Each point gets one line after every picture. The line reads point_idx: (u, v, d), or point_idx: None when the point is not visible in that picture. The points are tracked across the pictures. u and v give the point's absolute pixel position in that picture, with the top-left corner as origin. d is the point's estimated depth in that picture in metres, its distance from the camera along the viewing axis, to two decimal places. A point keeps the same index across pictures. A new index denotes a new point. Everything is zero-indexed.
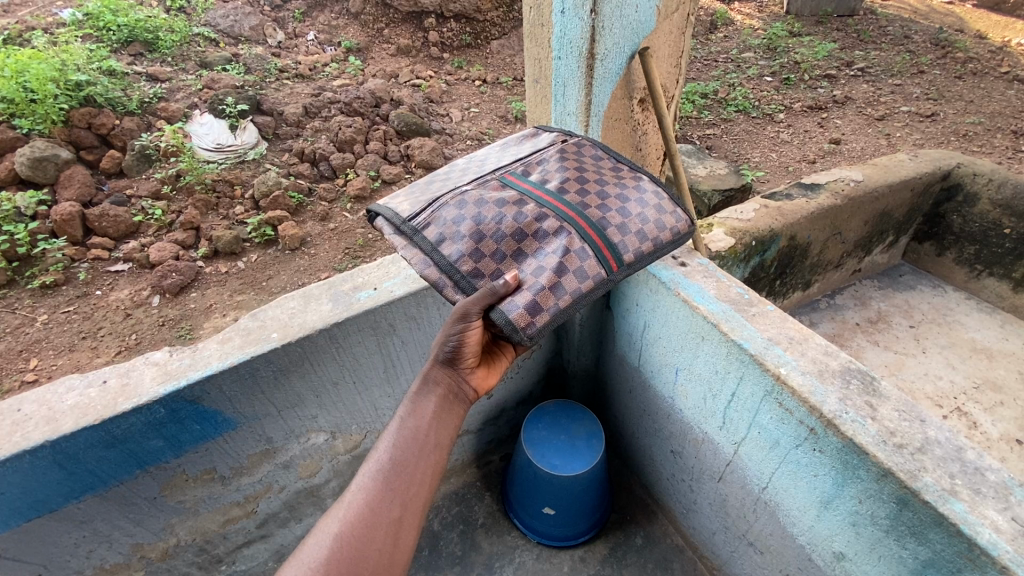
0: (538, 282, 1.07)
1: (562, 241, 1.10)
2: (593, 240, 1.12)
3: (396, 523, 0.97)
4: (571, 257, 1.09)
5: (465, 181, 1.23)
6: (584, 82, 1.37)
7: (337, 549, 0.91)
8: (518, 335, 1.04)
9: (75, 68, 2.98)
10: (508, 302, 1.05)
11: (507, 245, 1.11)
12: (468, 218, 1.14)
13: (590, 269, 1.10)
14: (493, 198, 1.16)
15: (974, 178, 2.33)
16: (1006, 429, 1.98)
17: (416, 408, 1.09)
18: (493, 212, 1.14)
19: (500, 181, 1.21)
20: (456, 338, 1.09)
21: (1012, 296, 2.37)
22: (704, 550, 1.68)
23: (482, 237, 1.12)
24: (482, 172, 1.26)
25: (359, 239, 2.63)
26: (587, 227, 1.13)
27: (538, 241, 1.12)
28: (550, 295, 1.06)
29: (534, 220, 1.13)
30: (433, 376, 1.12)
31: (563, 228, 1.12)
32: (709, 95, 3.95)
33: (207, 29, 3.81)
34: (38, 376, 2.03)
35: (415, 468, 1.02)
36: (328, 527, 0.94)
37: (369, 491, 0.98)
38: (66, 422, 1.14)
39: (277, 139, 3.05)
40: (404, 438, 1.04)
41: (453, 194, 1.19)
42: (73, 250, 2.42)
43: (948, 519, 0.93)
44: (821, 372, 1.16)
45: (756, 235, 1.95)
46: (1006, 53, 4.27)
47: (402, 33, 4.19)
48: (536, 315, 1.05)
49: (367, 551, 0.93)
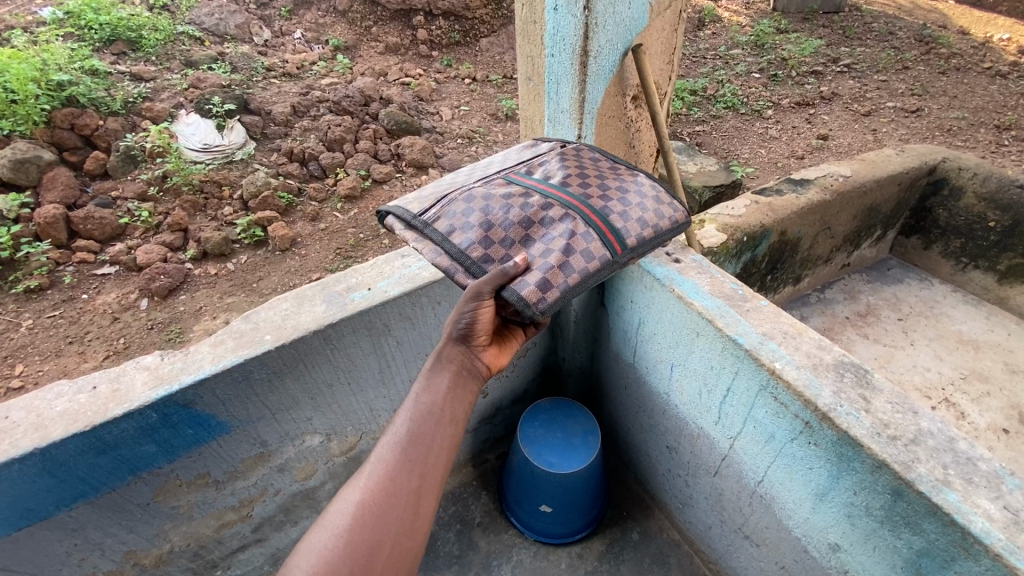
0: (547, 261, 1.07)
1: (567, 225, 1.11)
2: (596, 224, 1.12)
3: (417, 489, 0.95)
4: (579, 241, 1.09)
5: (471, 181, 1.24)
6: (577, 80, 1.35)
7: (362, 515, 0.89)
8: (530, 311, 1.03)
9: (56, 67, 2.92)
10: (520, 281, 1.05)
11: (514, 232, 1.11)
12: (476, 210, 1.15)
13: (598, 250, 1.10)
14: (499, 193, 1.17)
15: (959, 173, 2.36)
16: (993, 419, 2.01)
17: (430, 384, 1.05)
18: (500, 204, 1.14)
19: (507, 176, 1.22)
20: (469, 315, 1.08)
21: (998, 288, 2.40)
22: (700, 544, 1.70)
23: (491, 226, 1.12)
24: (488, 173, 1.27)
25: (350, 239, 2.60)
26: (591, 213, 1.13)
27: (544, 227, 1.11)
28: (560, 273, 1.06)
29: (540, 208, 1.13)
30: (446, 352, 1.10)
31: (568, 214, 1.12)
32: (698, 92, 3.97)
33: (191, 28, 3.76)
34: (24, 382, 2.00)
35: (433, 440, 0.99)
36: (351, 494, 0.92)
37: (392, 460, 0.96)
38: (56, 429, 1.12)
39: (266, 139, 3.01)
40: (420, 412, 1.01)
41: (461, 191, 1.20)
42: (57, 254, 2.39)
43: (941, 510, 0.95)
44: (815, 366, 1.17)
45: (747, 231, 1.96)
46: (988, 48, 4.32)
47: (390, 31, 4.15)
48: (547, 291, 1.04)
49: (390, 517, 0.91)
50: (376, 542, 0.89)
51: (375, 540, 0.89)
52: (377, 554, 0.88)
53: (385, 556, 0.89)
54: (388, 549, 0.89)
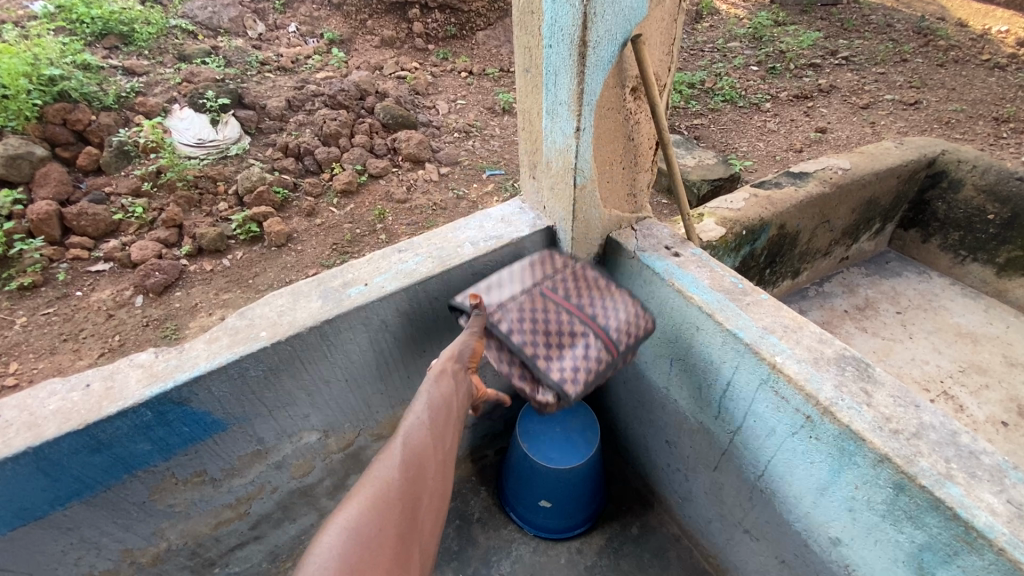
0: (574, 363, 1.27)
1: (587, 338, 1.29)
2: (609, 331, 1.30)
3: (437, 463, 1.09)
4: (606, 352, 1.28)
5: (504, 288, 1.36)
6: (575, 71, 1.27)
7: (404, 472, 1.01)
8: (564, 398, 1.25)
9: (47, 62, 2.89)
10: (555, 375, 1.25)
11: (547, 339, 1.29)
12: (518, 319, 1.29)
13: (621, 356, 1.31)
14: (532, 307, 1.31)
15: (958, 165, 2.35)
16: (991, 412, 2.01)
17: (439, 382, 1.19)
18: (535, 315, 1.30)
19: (534, 279, 1.38)
20: (468, 346, 1.29)
21: (996, 281, 2.40)
22: (699, 538, 1.70)
23: (530, 331, 1.29)
24: (513, 277, 1.39)
25: (347, 234, 2.57)
26: (603, 325, 1.30)
27: (570, 337, 1.29)
28: (584, 371, 1.26)
29: (566, 321, 1.30)
30: (447, 365, 1.24)
31: (589, 327, 1.30)
32: (696, 85, 3.95)
33: (184, 21, 3.72)
34: (19, 380, 1.98)
35: (447, 424, 1.16)
36: (389, 460, 1.02)
37: (418, 435, 1.09)
38: (49, 428, 1.11)
39: (261, 133, 2.99)
40: (437, 398, 1.17)
41: (502, 300, 1.34)
42: (51, 251, 2.36)
43: (944, 504, 0.94)
44: (816, 359, 1.16)
45: (746, 225, 1.95)
46: (986, 40, 4.30)
47: (386, 24, 4.11)
48: (574, 381, 1.25)
49: (423, 478, 1.04)
50: (416, 497, 1.01)
51: (415, 494, 1.00)
52: (418, 506, 1.00)
53: (422, 511, 1.00)
54: (424, 505, 1.01)
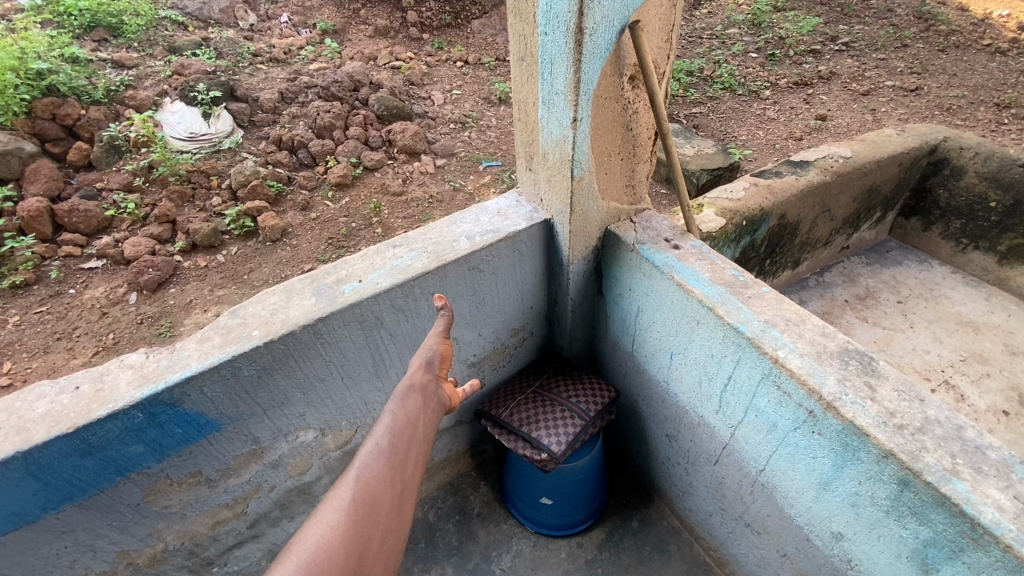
0: (554, 434, 1.56)
1: (560, 415, 1.61)
2: (578, 410, 1.62)
3: (402, 491, 0.82)
4: (579, 421, 1.59)
5: (500, 395, 1.76)
6: (572, 59, 1.23)
7: (354, 510, 0.75)
8: (552, 459, 1.52)
9: (35, 55, 2.84)
10: (539, 443, 1.55)
11: (530, 420, 1.61)
12: (508, 413, 1.66)
13: (594, 425, 1.62)
14: (518, 402, 1.69)
15: (960, 152, 2.32)
16: (993, 401, 2.00)
17: (404, 400, 0.98)
18: (520, 408, 1.66)
19: (516, 387, 1.77)
20: (435, 351, 1.14)
21: (998, 269, 2.38)
22: (700, 531, 1.69)
23: (517, 418, 1.63)
24: (507, 387, 1.80)
25: (342, 228, 2.54)
26: (573, 406, 1.63)
27: (547, 416, 1.62)
28: (563, 439, 1.55)
29: (544, 407, 1.65)
30: (416, 377, 1.06)
31: (561, 408, 1.63)
32: (695, 72, 3.90)
33: (174, 13, 3.66)
34: (12, 379, 1.96)
35: (414, 447, 0.89)
36: (337, 496, 0.77)
37: (377, 463, 0.83)
38: (38, 432, 1.09)
39: (254, 126, 2.94)
40: (401, 418, 0.93)
41: (496, 403, 1.72)
42: (43, 248, 2.33)
43: (949, 500, 0.92)
44: (819, 353, 1.14)
45: (746, 215, 1.92)
46: (987, 25, 4.24)
47: (379, 13, 4.04)
48: (556, 446, 1.54)
49: (380, 511, 0.77)
50: (366, 539, 0.74)
51: (364, 536, 0.74)
52: (368, 552, 0.72)
53: (376, 557, 0.73)
54: (378, 547, 0.74)
